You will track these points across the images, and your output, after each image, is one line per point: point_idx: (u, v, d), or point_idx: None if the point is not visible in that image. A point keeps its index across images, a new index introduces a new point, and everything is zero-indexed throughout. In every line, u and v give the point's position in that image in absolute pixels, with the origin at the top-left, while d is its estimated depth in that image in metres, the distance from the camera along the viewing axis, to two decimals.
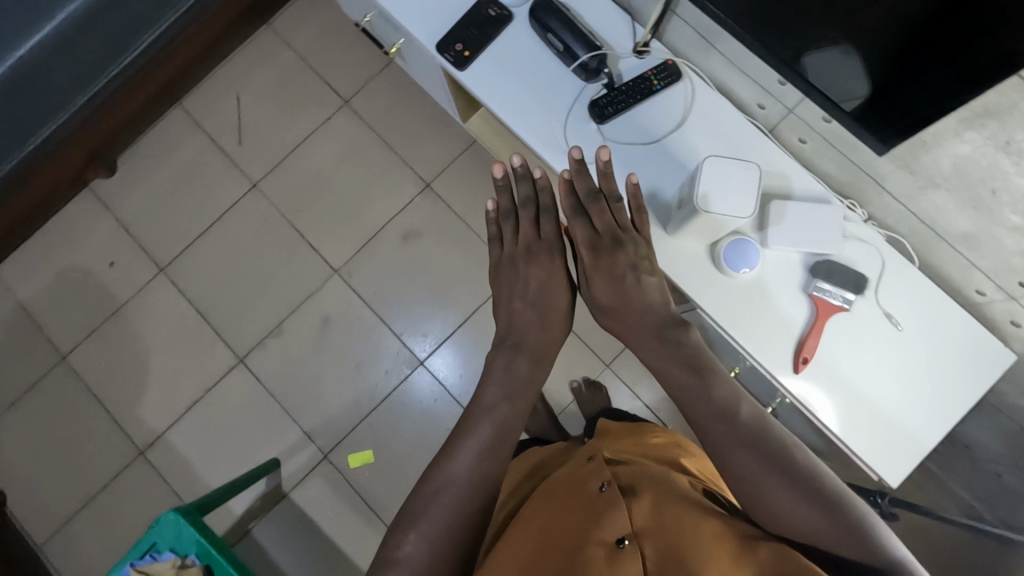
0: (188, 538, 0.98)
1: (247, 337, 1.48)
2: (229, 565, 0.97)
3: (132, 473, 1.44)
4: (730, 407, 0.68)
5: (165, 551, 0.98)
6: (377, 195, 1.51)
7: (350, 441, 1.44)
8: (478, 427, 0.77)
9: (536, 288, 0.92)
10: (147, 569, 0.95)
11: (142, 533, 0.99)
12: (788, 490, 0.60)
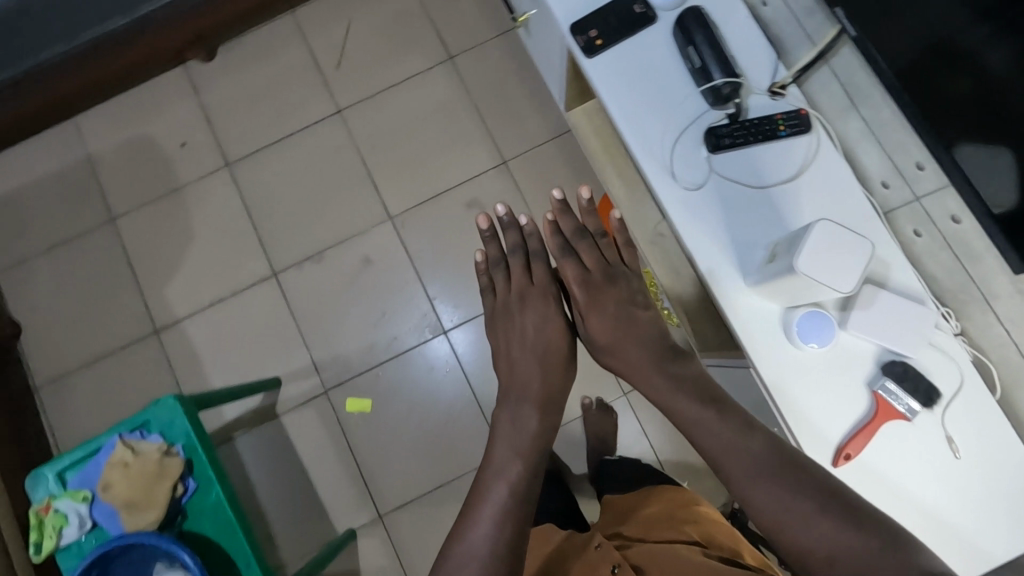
0: (181, 429, 0.98)
1: (287, 254, 1.48)
2: (210, 467, 0.97)
3: (142, 347, 1.46)
4: (741, 441, 0.75)
5: (155, 433, 0.98)
6: (453, 156, 1.50)
7: (352, 385, 1.43)
8: (493, 491, 0.83)
9: (533, 331, 0.97)
10: (135, 445, 0.96)
11: (139, 408, 0.99)
12: (819, 515, 0.67)
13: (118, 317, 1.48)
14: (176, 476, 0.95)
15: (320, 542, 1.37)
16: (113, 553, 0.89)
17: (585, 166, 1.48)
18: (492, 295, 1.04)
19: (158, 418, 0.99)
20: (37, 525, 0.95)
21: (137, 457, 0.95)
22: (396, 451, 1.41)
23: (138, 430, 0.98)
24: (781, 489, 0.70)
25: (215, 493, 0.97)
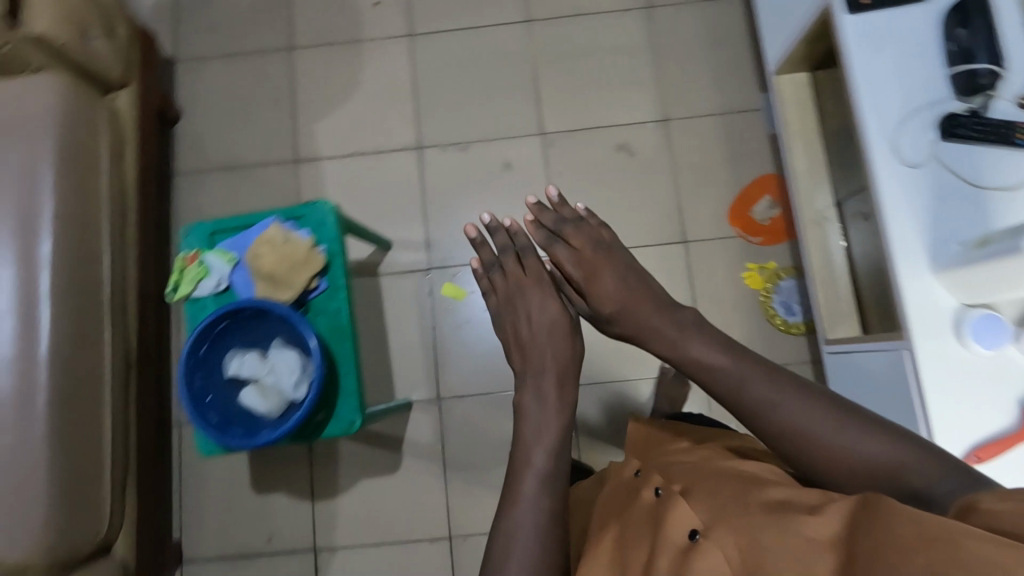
0: (329, 234, 1.03)
1: (435, 133, 1.53)
2: (342, 277, 1.02)
3: (277, 169, 1.53)
4: (746, 381, 0.71)
5: (305, 230, 1.03)
6: (620, 98, 1.52)
7: (453, 271, 1.48)
8: (532, 460, 0.80)
9: (540, 316, 0.94)
10: (286, 233, 1.02)
11: (300, 203, 1.05)
12: (855, 435, 0.63)
13: (266, 136, 1.55)
14: (314, 272, 1.00)
15: (377, 401, 1.44)
16: (243, 312, 0.96)
17: (742, 149, 1.49)
18: (494, 296, 0.99)
19: (312, 217, 1.04)
20: (180, 269, 1.03)
21: (287, 242, 1.01)
22: (471, 349, 1.45)
23: (293, 221, 1.05)
24: (805, 417, 0.66)
25: (340, 302, 1.02)
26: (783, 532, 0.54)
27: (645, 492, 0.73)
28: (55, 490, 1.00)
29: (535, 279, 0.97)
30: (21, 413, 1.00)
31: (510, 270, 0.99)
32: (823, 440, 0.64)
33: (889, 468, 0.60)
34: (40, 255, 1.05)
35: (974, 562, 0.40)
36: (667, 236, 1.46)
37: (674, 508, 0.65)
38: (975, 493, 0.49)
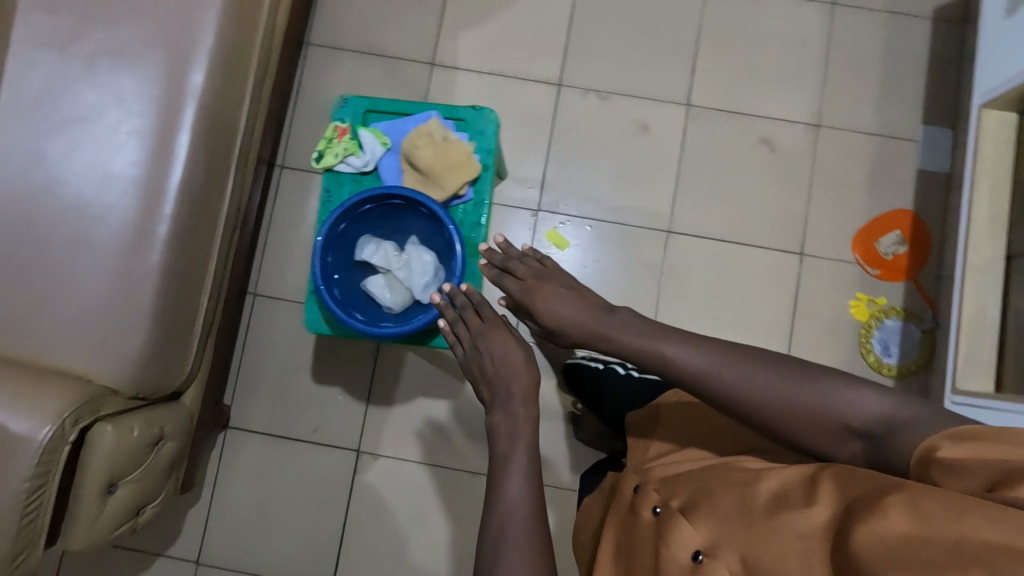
0: (488, 145, 0.99)
1: (580, 74, 1.46)
2: (487, 193, 0.98)
3: (411, 67, 1.46)
4: (683, 361, 0.72)
5: (464, 134, 0.99)
6: (777, 90, 1.45)
7: (562, 220, 1.42)
8: (513, 454, 0.72)
9: (497, 358, 0.83)
10: (446, 132, 0.97)
11: (465, 105, 1.00)
12: (798, 397, 0.66)
13: (405, 30, 1.47)
14: (468, 180, 0.96)
15: None
16: (394, 200, 0.93)
17: (885, 177, 1.42)
18: (459, 346, 0.88)
19: (475, 123, 1.00)
20: (329, 139, 0.99)
21: (448, 143, 0.97)
22: None
23: (453, 122, 1.00)
24: (737, 369, 0.69)
25: (483, 214, 0.98)
26: (780, 539, 0.55)
27: (643, 511, 0.68)
28: (158, 324, 0.99)
29: (493, 320, 0.88)
30: (141, 238, 0.99)
31: (471, 324, 0.88)
32: (793, 395, 0.66)
33: (821, 411, 0.65)
34: (189, 86, 1.02)
35: (983, 546, 0.44)
36: (785, 243, 1.41)
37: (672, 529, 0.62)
38: (928, 440, 0.57)
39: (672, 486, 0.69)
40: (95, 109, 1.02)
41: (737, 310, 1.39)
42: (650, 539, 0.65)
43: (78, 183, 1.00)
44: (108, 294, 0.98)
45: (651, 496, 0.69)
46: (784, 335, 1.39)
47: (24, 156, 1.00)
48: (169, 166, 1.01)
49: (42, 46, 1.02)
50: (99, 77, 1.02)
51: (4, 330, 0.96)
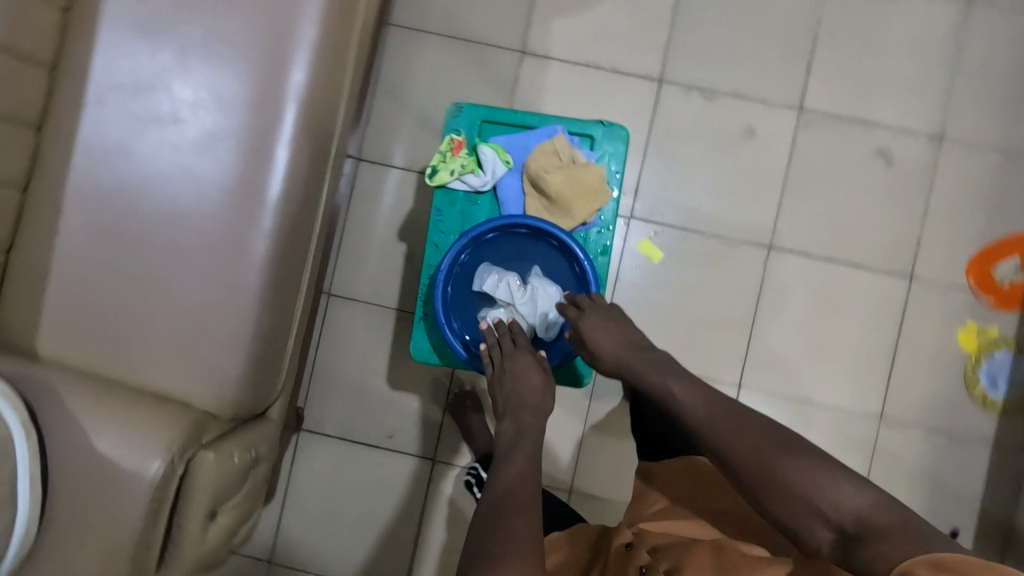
0: (618, 168, 0.92)
1: (685, 70, 1.33)
2: (615, 219, 0.92)
3: (500, 54, 1.34)
4: (688, 411, 0.70)
5: (592, 153, 0.92)
6: (898, 96, 1.32)
7: (658, 230, 1.33)
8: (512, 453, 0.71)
9: (515, 381, 0.81)
10: (575, 151, 0.91)
11: (595, 121, 0.92)
12: (797, 468, 0.60)
13: (494, 11, 1.34)
14: (598, 208, 0.90)
15: None
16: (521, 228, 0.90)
17: (1008, 197, 1.32)
18: (488, 366, 0.85)
19: (604, 141, 0.93)
20: (445, 153, 0.90)
21: (578, 166, 0.90)
22: (647, 316, 1.32)
23: (580, 138, 0.93)
24: (737, 421, 0.66)
25: (610, 244, 0.93)
26: None
27: None
28: (257, 344, 0.94)
29: (526, 347, 0.85)
30: (238, 253, 0.92)
31: (504, 348, 0.85)
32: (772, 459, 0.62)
33: (795, 486, 0.60)
34: (289, 87, 0.94)
35: None
36: (894, 264, 1.32)
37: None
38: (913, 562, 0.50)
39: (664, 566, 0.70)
40: (189, 108, 0.92)
41: (838, 334, 1.32)
42: None
43: (169, 189, 0.92)
44: (205, 312, 0.92)
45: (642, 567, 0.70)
46: (886, 362, 1.32)
47: (113, 157, 0.92)
48: (268, 175, 0.93)
49: (131, 35, 0.92)
50: (192, 72, 0.92)
51: (98, 348, 0.90)
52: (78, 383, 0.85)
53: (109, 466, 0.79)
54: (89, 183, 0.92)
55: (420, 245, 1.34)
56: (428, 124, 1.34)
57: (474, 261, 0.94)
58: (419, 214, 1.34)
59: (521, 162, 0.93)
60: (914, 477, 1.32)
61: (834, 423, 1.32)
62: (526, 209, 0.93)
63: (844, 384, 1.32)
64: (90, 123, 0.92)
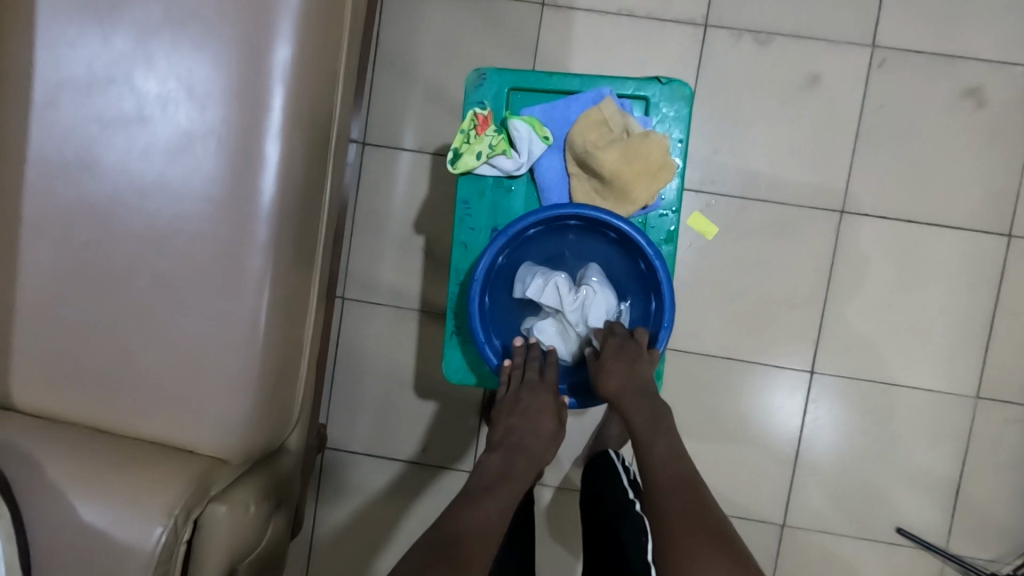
0: (682, 134, 0.78)
1: (735, 11, 1.14)
2: (679, 196, 0.78)
3: (517, 8, 1.15)
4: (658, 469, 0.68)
5: (647, 119, 0.79)
6: (992, 23, 1.12)
7: (712, 202, 1.15)
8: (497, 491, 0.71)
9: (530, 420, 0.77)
10: (627, 118, 0.77)
11: (651, 79, 0.78)
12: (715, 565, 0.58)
13: None
14: (660, 186, 0.77)
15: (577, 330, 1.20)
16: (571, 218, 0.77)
17: None
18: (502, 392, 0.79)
19: (662, 103, 0.79)
20: (468, 132, 0.76)
21: (634, 136, 0.76)
22: (703, 300, 1.17)
23: (630, 103, 0.79)
24: (689, 505, 0.64)
25: (674, 227, 0.78)
26: None
27: None
28: (266, 376, 0.80)
29: (550, 380, 0.79)
30: (231, 272, 0.78)
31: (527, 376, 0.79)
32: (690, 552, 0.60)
33: None
34: (275, 65, 0.77)
35: None
36: (989, 222, 1.14)
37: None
38: None
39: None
40: (155, 102, 0.77)
41: (925, 307, 1.15)
42: None
43: (145, 202, 0.77)
44: (202, 344, 0.78)
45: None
46: (982, 336, 1.15)
47: (73, 169, 0.77)
48: (259, 175, 0.78)
49: (78, 17, 0.76)
50: (155, 58, 0.76)
51: (82, 395, 0.77)
52: (56, 440, 0.72)
53: (101, 540, 0.66)
54: (47, 202, 0.77)
55: (441, 236, 1.19)
56: (441, 97, 1.16)
57: (512, 263, 0.83)
58: (438, 201, 1.18)
59: (563, 136, 0.79)
60: (1014, 461, 1.16)
61: (923, 407, 1.17)
62: (571, 193, 0.79)
63: (935, 363, 1.16)
64: (41, 130, 0.77)
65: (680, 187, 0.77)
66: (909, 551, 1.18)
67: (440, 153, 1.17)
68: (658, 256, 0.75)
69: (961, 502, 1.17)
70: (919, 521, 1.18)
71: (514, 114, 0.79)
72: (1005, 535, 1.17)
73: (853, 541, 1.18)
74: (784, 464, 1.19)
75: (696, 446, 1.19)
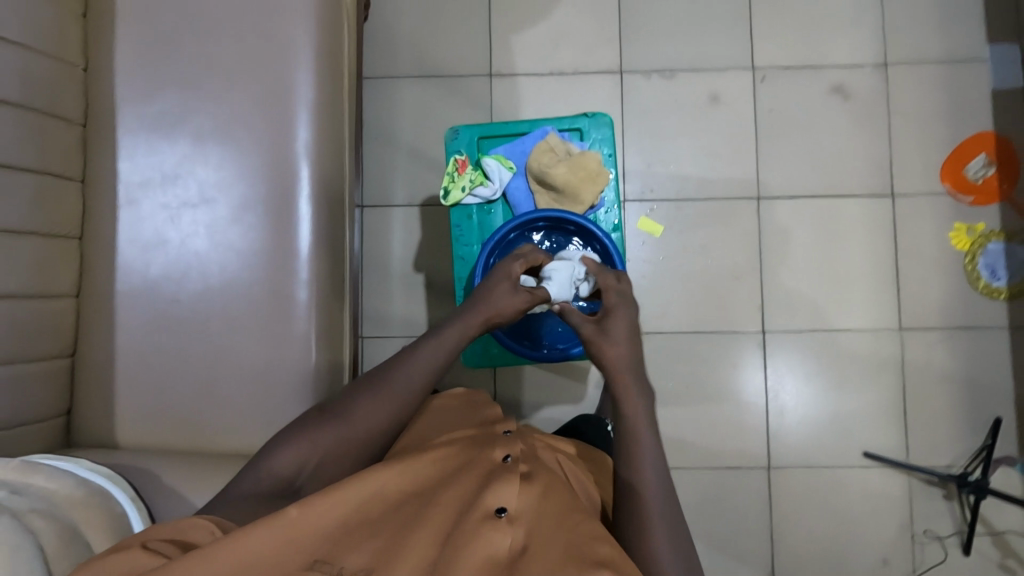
0: (610, 150, 1.04)
1: (644, 58, 1.44)
2: (619, 195, 1.04)
3: (472, 81, 1.43)
4: (635, 422, 0.78)
5: (586, 142, 1.05)
6: (842, 36, 1.43)
7: (655, 207, 1.41)
8: (425, 351, 0.86)
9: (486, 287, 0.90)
10: (569, 144, 1.03)
11: (580, 114, 1.05)
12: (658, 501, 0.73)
13: (458, 42, 1.44)
14: (601, 188, 1.02)
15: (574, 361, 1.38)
16: (539, 222, 1.00)
17: (963, 101, 1.41)
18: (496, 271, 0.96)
19: (592, 130, 1.05)
20: (452, 173, 1.02)
21: (575, 156, 1.02)
22: (662, 287, 1.40)
23: (569, 133, 1.05)
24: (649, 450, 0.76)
25: (618, 218, 1.04)
26: (556, 536, 0.61)
27: (497, 451, 0.74)
28: (319, 387, 0.99)
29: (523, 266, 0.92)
30: (284, 308, 0.99)
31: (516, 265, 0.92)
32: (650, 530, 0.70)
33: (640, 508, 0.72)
34: (299, 147, 1.02)
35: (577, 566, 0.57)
36: (875, 187, 1.41)
37: (499, 481, 0.68)
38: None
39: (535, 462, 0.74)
40: (211, 186, 1.00)
41: (843, 262, 1.40)
42: (487, 468, 0.71)
43: (209, 262, 0.99)
44: (267, 367, 0.97)
45: (513, 448, 0.75)
46: (891, 278, 1.40)
47: (152, 247, 0.99)
48: (296, 231, 1.00)
49: (148, 134, 1.01)
50: (208, 154, 1.00)
51: (176, 423, 0.96)
52: (162, 459, 0.90)
53: None
54: (136, 276, 0.99)
55: (438, 269, 1.41)
56: (421, 157, 1.42)
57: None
58: (431, 241, 1.41)
59: (523, 164, 1.04)
60: (946, 379, 1.38)
61: (862, 344, 1.39)
62: (537, 204, 1.04)
63: (861, 307, 1.39)
64: (127, 222, 0.99)
65: (617, 187, 1.03)
66: (878, 469, 1.37)
67: (427, 203, 1.42)
68: (609, 239, 0.99)
69: (911, 421, 1.37)
70: (881, 442, 1.37)
71: (485, 154, 1.04)
72: (953, 441, 1.36)
73: (830, 470, 1.37)
74: (758, 413, 1.38)
75: (680, 413, 1.38)
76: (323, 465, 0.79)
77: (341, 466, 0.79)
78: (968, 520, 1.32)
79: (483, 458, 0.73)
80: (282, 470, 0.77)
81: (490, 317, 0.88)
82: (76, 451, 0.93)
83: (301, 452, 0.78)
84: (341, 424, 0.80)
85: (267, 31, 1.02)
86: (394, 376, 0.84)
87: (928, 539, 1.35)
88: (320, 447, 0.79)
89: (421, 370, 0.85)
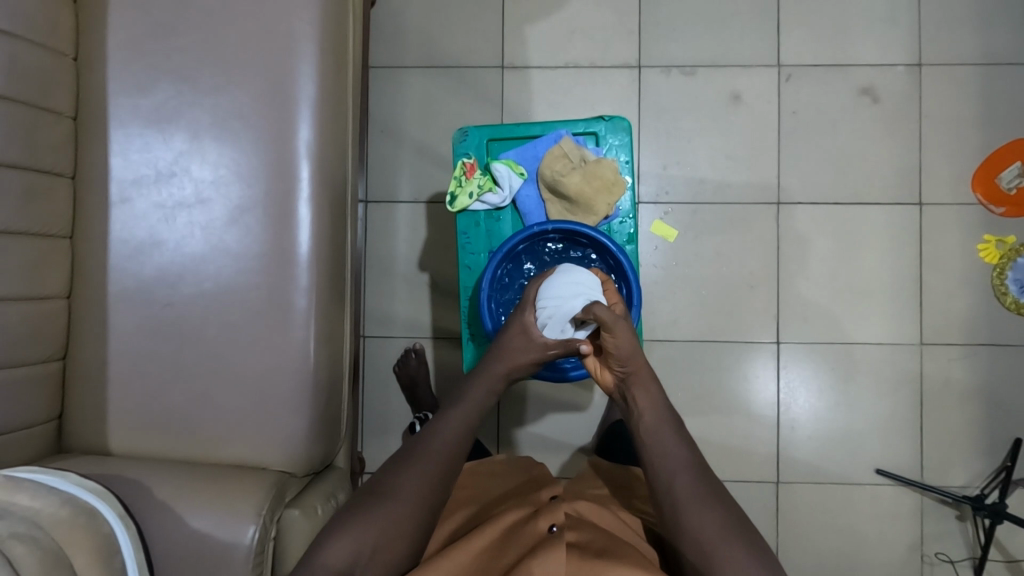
0: (627, 157, 0.99)
1: (663, 53, 1.37)
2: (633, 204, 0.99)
3: (483, 74, 1.37)
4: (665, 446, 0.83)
5: (601, 148, 0.99)
6: (872, 33, 1.36)
7: (670, 210, 1.36)
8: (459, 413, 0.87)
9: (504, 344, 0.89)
10: (584, 148, 0.98)
11: (597, 118, 0.99)
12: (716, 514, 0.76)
13: (469, 32, 1.38)
14: (616, 199, 0.97)
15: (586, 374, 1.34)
16: (550, 233, 0.96)
17: (998, 105, 1.34)
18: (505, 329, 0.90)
19: (609, 135, 0.99)
20: (460, 178, 0.97)
21: (590, 163, 0.96)
22: (674, 295, 1.35)
23: (584, 137, 1.00)
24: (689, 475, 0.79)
25: (633, 230, 1.00)
26: None
27: (541, 521, 0.76)
28: (316, 399, 0.96)
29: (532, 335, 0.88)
30: (283, 316, 0.95)
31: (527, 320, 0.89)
32: (716, 553, 0.73)
33: (699, 531, 0.75)
34: (299, 145, 0.96)
35: None
36: (902, 195, 1.35)
37: (545, 549, 0.69)
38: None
39: (581, 529, 0.76)
40: (209, 186, 0.96)
41: (862, 272, 1.35)
42: (535, 540, 0.73)
43: (206, 265, 0.95)
44: (263, 375, 0.94)
45: (556, 516, 0.77)
46: (915, 290, 1.34)
47: (147, 249, 0.95)
48: (296, 234, 0.96)
49: (142, 128, 0.96)
50: (207, 152, 0.96)
51: (169, 431, 0.93)
52: (153, 471, 0.87)
53: (207, 542, 0.81)
54: (130, 276, 0.95)
55: (443, 270, 1.37)
56: (427, 153, 1.37)
57: (512, 275, 1.01)
58: (437, 240, 1.36)
59: (535, 170, 0.99)
60: (966, 397, 1.33)
61: (879, 359, 1.34)
62: (548, 214, 0.99)
63: (880, 320, 1.34)
64: (120, 221, 0.95)
65: (632, 197, 0.99)
66: (891, 487, 1.33)
67: (434, 200, 1.37)
68: (622, 253, 0.95)
69: (927, 439, 1.33)
70: (895, 459, 1.33)
71: (493, 158, 1.00)
72: (970, 461, 1.32)
73: (842, 485, 1.33)
74: (769, 424, 1.34)
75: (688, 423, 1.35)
76: (378, 554, 0.75)
77: (397, 549, 0.76)
78: (981, 543, 1.28)
79: (530, 530, 0.75)
80: (335, 563, 0.74)
81: (510, 370, 0.89)
82: (67, 458, 0.91)
83: (353, 543, 0.75)
84: (387, 507, 0.77)
85: (267, 22, 0.97)
86: (428, 449, 0.83)
87: (938, 560, 1.32)
88: (373, 532, 0.76)
89: (453, 441, 0.85)
